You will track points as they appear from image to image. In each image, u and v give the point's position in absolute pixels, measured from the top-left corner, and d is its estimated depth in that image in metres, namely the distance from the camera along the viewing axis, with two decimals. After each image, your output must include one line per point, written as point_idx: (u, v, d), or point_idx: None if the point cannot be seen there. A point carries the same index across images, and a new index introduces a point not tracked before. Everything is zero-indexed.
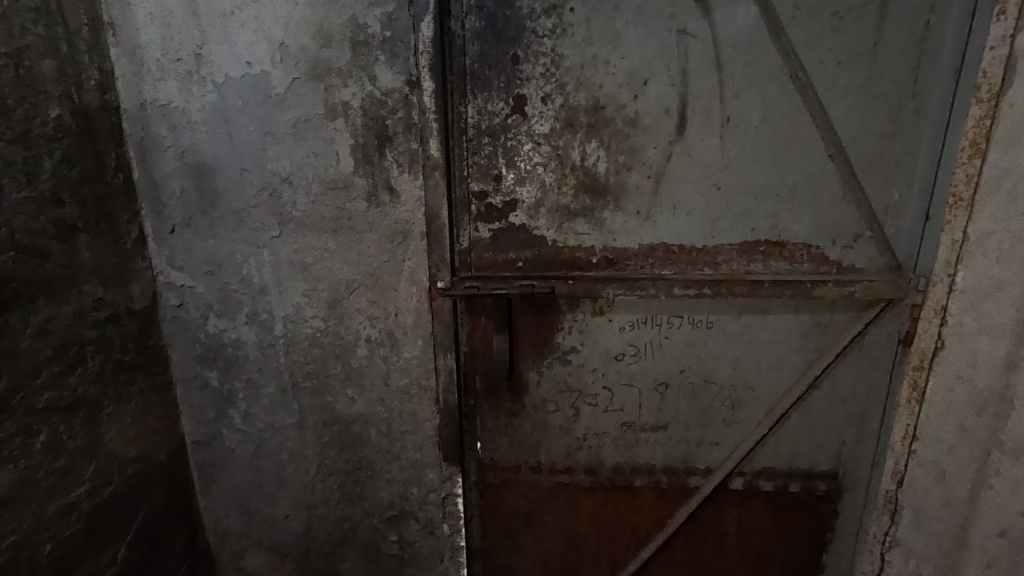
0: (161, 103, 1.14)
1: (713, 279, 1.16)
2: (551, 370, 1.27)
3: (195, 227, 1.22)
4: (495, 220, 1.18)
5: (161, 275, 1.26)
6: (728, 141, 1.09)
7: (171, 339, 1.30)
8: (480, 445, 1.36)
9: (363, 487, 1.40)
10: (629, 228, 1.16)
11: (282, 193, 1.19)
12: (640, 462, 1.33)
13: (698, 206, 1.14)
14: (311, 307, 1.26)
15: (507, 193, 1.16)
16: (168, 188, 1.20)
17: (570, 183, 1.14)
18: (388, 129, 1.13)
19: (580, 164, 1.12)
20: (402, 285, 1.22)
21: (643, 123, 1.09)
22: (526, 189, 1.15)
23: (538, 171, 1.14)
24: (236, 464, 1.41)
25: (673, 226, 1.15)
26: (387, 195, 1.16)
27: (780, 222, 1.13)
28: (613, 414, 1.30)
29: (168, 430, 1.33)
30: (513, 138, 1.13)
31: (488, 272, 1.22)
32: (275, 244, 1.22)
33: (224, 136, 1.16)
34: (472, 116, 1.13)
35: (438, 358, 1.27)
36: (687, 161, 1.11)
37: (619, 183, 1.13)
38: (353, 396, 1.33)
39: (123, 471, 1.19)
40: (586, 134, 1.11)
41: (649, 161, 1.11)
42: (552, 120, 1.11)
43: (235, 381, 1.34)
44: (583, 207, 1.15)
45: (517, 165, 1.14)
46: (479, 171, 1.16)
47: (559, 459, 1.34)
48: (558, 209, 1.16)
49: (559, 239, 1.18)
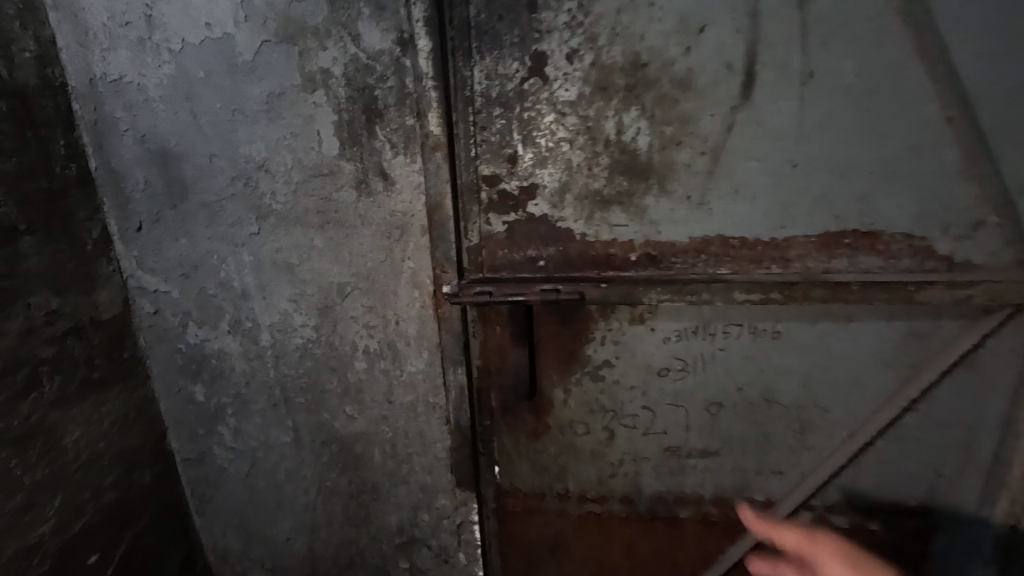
0: (114, 78, 0.96)
1: (784, 281, 0.93)
2: (580, 388, 1.07)
3: (165, 224, 1.06)
4: (511, 210, 0.97)
5: (132, 280, 1.10)
6: (810, 103, 0.84)
7: (149, 350, 1.16)
8: (499, 469, 1.18)
9: (368, 511, 1.25)
10: (677, 218, 0.93)
11: (258, 182, 1.00)
12: (686, 491, 1.13)
13: (766, 189, 0.90)
14: (300, 315, 1.09)
15: (525, 177, 0.94)
16: (131, 178, 1.03)
17: (603, 164, 0.91)
18: (377, 102, 0.93)
19: (615, 138, 0.89)
20: (402, 288, 1.04)
21: (698, 83, 0.85)
22: (547, 172, 0.93)
23: (563, 150, 0.91)
24: (231, 482, 1.28)
25: (732, 214, 0.92)
26: (380, 183, 0.97)
27: (873, 208, 0.89)
28: (654, 438, 1.10)
29: (154, 449, 1.20)
30: (531, 108, 0.90)
31: (503, 273, 1.01)
32: (254, 243, 1.05)
33: (187, 115, 0.97)
34: (480, 81, 0.91)
35: (447, 372, 1.08)
36: (755, 131, 0.86)
37: (665, 162, 0.90)
38: (352, 414, 1.16)
39: (99, 501, 1.06)
40: (624, 100, 0.87)
41: (705, 132, 0.87)
42: (580, 82, 0.88)
43: (223, 395, 1.19)
44: (619, 193, 0.92)
45: (536, 142, 0.92)
46: (489, 150, 0.94)
47: (591, 487, 1.15)
48: (588, 196, 0.93)
49: (589, 232, 0.96)
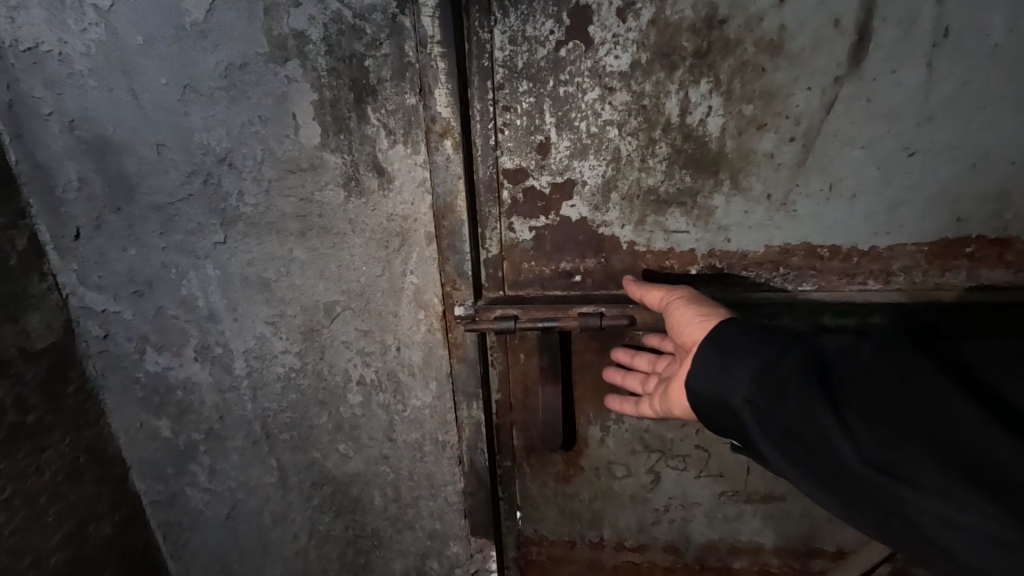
0: (29, 46, 0.75)
1: (885, 301, 0.75)
2: (619, 425, 0.90)
3: (108, 231, 0.85)
4: (540, 213, 0.78)
5: (73, 298, 0.90)
6: (938, 72, 0.64)
7: (101, 380, 0.96)
8: (521, 514, 1.02)
9: (369, 559, 1.08)
10: (752, 222, 0.74)
11: (221, 179, 0.80)
12: (742, 540, 0.96)
13: (870, 185, 0.70)
14: (280, 339, 0.90)
15: (558, 170, 0.75)
16: (61, 175, 0.82)
17: (660, 155, 0.72)
18: (369, 75, 0.72)
19: (677, 121, 0.70)
20: (404, 308, 0.84)
21: (792, 46, 0.65)
22: (588, 165, 0.74)
23: (609, 137, 0.72)
24: (208, 526, 1.10)
25: (824, 217, 0.72)
26: (374, 179, 0.77)
27: (1008, 208, 0.69)
28: (706, 481, 0.93)
29: (115, 495, 1.02)
30: (568, 82, 0.70)
31: (529, 289, 0.83)
32: (220, 254, 0.85)
33: (126, 94, 0.76)
34: (502, 46, 0.70)
35: (459, 407, 0.90)
36: (860, 110, 0.67)
37: (741, 151, 0.70)
38: (347, 453, 0.98)
39: (44, 565, 0.90)
40: (691, 70, 0.67)
41: (796, 111, 0.68)
42: (634, 48, 0.67)
43: (193, 432, 1.00)
44: (679, 191, 0.73)
45: (573, 126, 0.72)
46: (514, 137, 0.74)
47: (629, 534, 0.99)
48: (639, 195, 0.74)
49: (639, 240, 0.77)
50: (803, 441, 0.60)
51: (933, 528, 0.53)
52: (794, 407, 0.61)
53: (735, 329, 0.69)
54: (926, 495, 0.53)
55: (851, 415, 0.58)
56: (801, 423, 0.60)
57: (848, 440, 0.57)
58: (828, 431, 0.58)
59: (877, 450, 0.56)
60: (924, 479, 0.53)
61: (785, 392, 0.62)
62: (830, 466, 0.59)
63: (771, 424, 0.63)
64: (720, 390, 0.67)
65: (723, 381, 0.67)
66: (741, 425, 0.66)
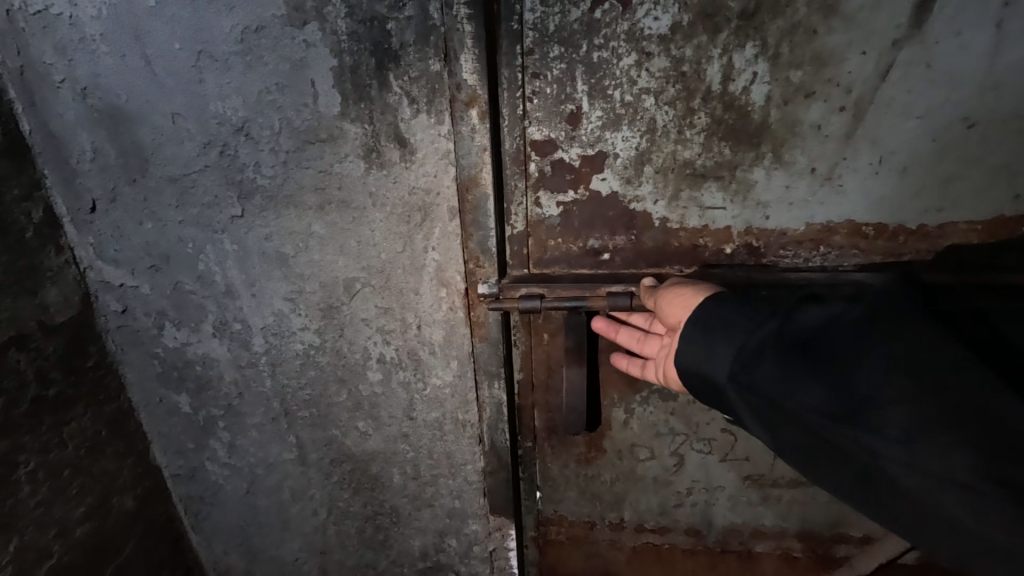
0: (38, 10, 0.72)
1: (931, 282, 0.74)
2: (645, 407, 0.89)
3: (123, 204, 0.83)
4: (570, 187, 0.77)
5: (90, 272, 0.89)
6: (1009, 34, 0.62)
7: (121, 355, 0.96)
8: (541, 495, 1.02)
9: (387, 535, 1.09)
10: (795, 195, 0.74)
11: (237, 150, 0.77)
12: (766, 525, 0.95)
13: (922, 159, 0.70)
14: (298, 316, 0.88)
15: (589, 142, 0.74)
16: (75, 145, 0.80)
17: (697, 126, 0.71)
18: (391, 39, 0.68)
19: (719, 89, 0.69)
20: (425, 286, 0.82)
21: (847, 6, 0.63)
22: (621, 136, 0.73)
23: (643, 106, 0.71)
24: (228, 499, 1.11)
25: (873, 193, 0.72)
26: (396, 152, 0.74)
27: None
28: (732, 465, 0.91)
29: (136, 469, 1.02)
30: (601, 48, 0.69)
31: (556, 266, 0.83)
32: (237, 228, 0.83)
33: (138, 60, 0.73)
34: (532, 7, 0.68)
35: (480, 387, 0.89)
36: (915, 74, 0.66)
37: (786, 120, 0.70)
38: (366, 431, 0.97)
39: (69, 536, 0.91)
40: (736, 32, 0.66)
41: (849, 77, 0.67)
42: (677, 7, 0.66)
43: (212, 407, 1.00)
44: (717, 164, 0.73)
45: (607, 94, 0.71)
46: (544, 106, 0.73)
47: (651, 517, 0.99)
48: (674, 167, 0.74)
49: (671, 217, 0.77)
50: (778, 408, 0.58)
51: (910, 481, 0.51)
52: (767, 373, 0.59)
53: (723, 303, 0.66)
54: (896, 446, 0.51)
55: (825, 375, 0.55)
56: (771, 385, 0.58)
57: (823, 400, 0.55)
58: (799, 394, 0.56)
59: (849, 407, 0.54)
60: (889, 430, 0.52)
61: (760, 358, 0.60)
62: (801, 426, 0.57)
63: (746, 392, 0.61)
64: (700, 360, 0.65)
65: (708, 354, 0.65)
66: (721, 396, 0.65)
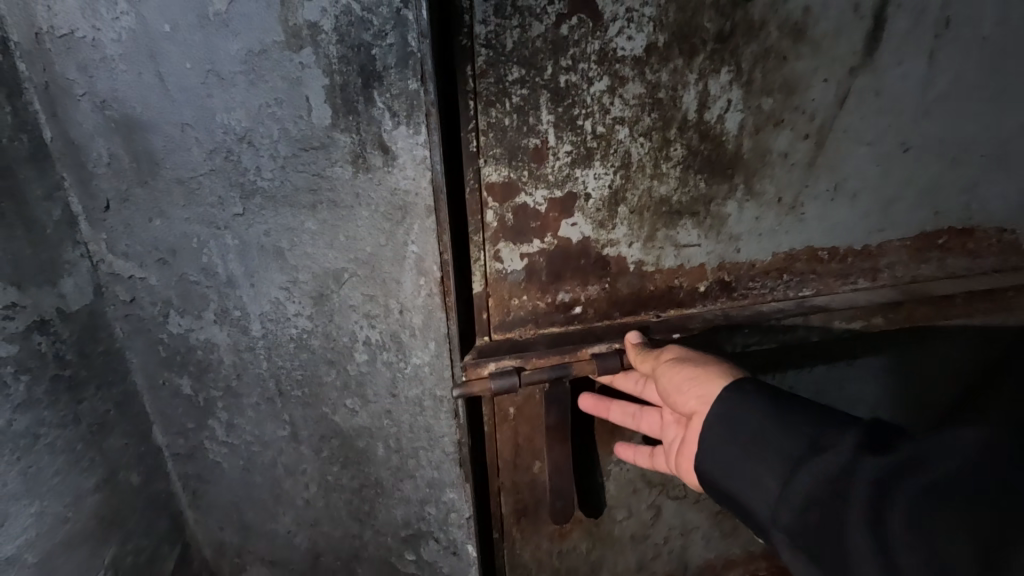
0: (63, 33, 0.82)
1: (869, 290, 1.18)
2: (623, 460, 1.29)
3: (135, 204, 0.93)
4: (544, 238, 1.00)
5: (101, 266, 0.98)
6: (933, 77, 1.02)
7: (127, 341, 1.05)
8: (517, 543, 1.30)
9: (372, 506, 1.19)
10: (775, 212, 1.08)
11: (241, 157, 0.88)
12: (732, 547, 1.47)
13: (857, 176, 1.08)
14: (293, 303, 0.99)
15: (563, 176, 0.96)
16: (92, 152, 0.90)
17: (672, 159, 0.99)
18: (375, 62, 0.80)
19: (697, 115, 0.97)
20: (407, 276, 0.94)
21: (812, 35, 0.94)
22: (594, 172, 0.97)
23: (617, 137, 0.95)
24: (225, 477, 1.20)
25: (833, 208, 1.10)
26: (380, 158, 0.86)
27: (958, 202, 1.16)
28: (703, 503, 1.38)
29: (139, 447, 1.11)
30: (568, 75, 0.89)
31: (535, 317, 1.07)
32: (239, 226, 0.93)
33: (153, 78, 0.84)
34: (486, 21, 0.84)
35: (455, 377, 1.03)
36: (863, 102, 1.01)
37: (758, 146, 1.01)
38: (354, 408, 1.08)
39: (81, 505, 0.99)
40: (710, 54, 0.92)
41: (812, 103, 0.99)
42: (647, 30, 0.89)
43: (213, 389, 1.10)
44: (694, 199, 1.03)
45: (578, 123, 0.93)
46: (507, 134, 0.91)
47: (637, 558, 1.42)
48: (652, 202, 1.02)
49: (645, 256, 1.07)
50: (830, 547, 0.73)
51: None
52: (818, 515, 0.76)
53: (743, 406, 0.89)
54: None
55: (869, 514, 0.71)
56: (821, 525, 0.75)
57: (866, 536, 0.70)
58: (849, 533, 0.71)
59: (908, 554, 0.66)
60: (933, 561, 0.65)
61: (820, 506, 0.76)
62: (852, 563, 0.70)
63: (809, 542, 0.76)
64: (760, 502, 0.83)
65: (746, 483, 0.85)
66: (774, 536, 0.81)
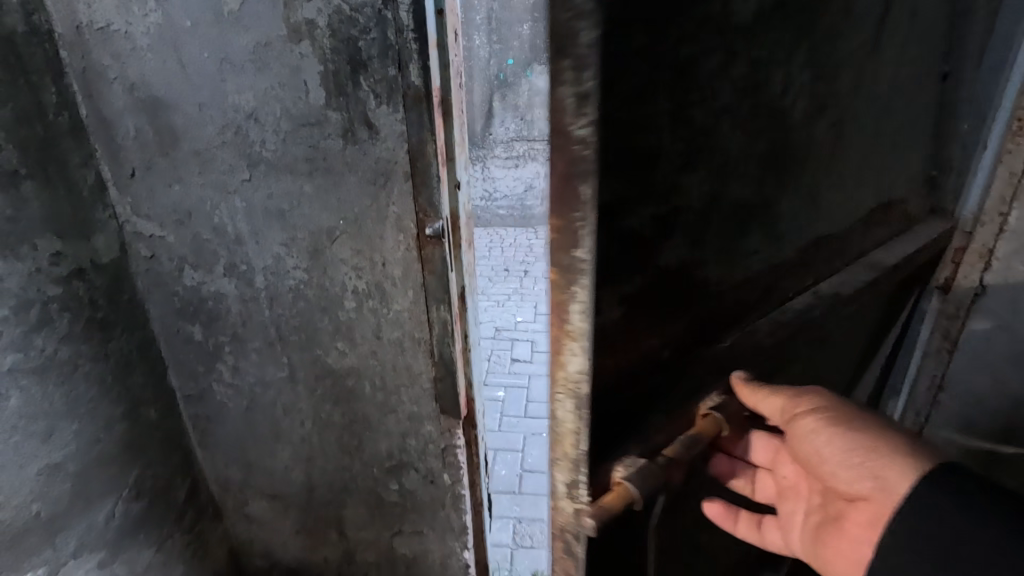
0: (101, 26, 0.99)
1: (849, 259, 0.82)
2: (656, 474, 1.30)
3: (157, 171, 1.10)
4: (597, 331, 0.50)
5: (127, 225, 1.15)
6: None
7: (146, 292, 1.22)
8: None
9: (360, 440, 1.38)
10: (833, 208, 0.76)
11: (248, 131, 1.05)
12: None
13: (858, 123, 0.72)
14: (292, 257, 1.17)
15: (661, 213, 0.52)
16: (121, 127, 1.07)
17: (754, 155, 0.59)
18: (361, 53, 0.98)
19: (797, 116, 0.62)
20: (388, 232, 1.12)
21: None
22: (697, 177, 0.54)
23: (717, 130, 0.53)
24: (230, 416, 1.37)
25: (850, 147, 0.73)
26: (365, 132, 1.04)
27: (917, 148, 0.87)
28: None
29: (157, 387, 1.28)
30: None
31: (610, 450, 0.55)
32: (246, 189, 1.11)
33: (176, 65, 1.01)
34: None
35: (456, 341, 1.23)
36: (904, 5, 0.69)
37: None
38: (343, 350, 1.26)
39: (112, 430, 1.16)
40: None
41: None
42: None
43: (221, 335, 1.27)
44: (776, 196, 0.65)
45: (688, 114, 0.49)
46: (568, 170, 0.43)
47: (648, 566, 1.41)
48: (730, 204, 0.60)
49: (722, 279, 0.63)
50: None
51: None
52: None
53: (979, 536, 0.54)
54: None
55: None
56: None
57: None
58: None
59: None
60: None
61: None
62: None
63: None
64: None
65: None
66: None
